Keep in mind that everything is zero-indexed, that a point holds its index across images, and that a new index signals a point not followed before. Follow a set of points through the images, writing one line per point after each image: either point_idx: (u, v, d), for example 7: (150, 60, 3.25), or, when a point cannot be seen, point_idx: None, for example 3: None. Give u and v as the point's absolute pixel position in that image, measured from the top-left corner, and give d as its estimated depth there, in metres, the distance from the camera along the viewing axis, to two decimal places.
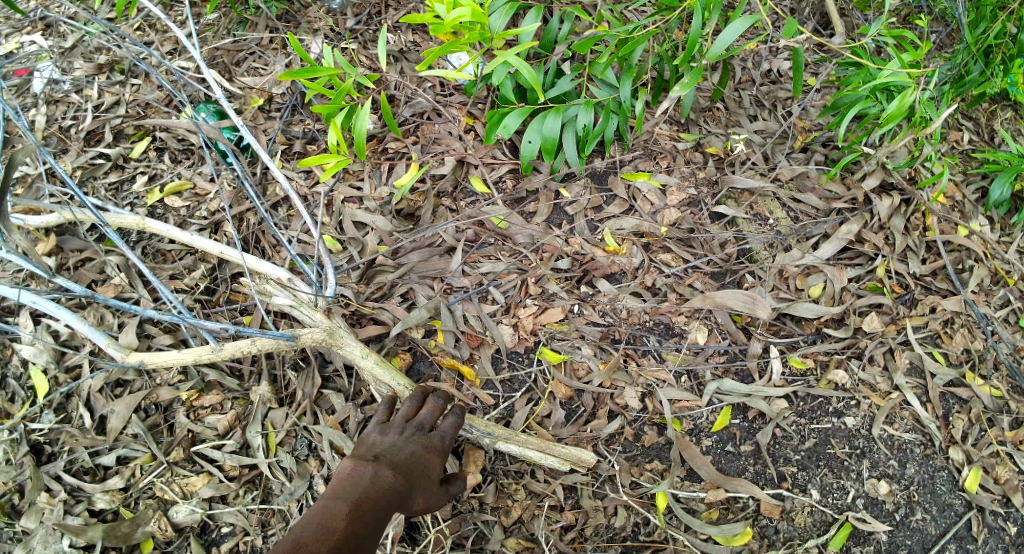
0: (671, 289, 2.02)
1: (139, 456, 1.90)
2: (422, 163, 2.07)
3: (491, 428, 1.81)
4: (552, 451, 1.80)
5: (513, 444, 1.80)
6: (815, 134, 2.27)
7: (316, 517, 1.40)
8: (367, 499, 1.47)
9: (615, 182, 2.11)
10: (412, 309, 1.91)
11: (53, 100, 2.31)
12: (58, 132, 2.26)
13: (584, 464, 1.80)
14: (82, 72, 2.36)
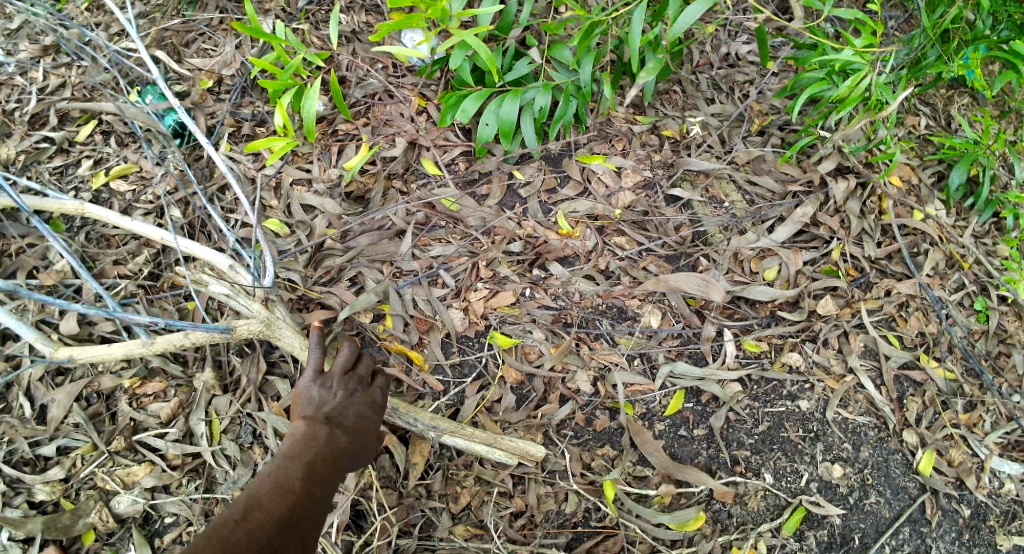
0: (625, 273, 2.00)
1: (80, 445, 1.85)
2: (372, 145, 2.02)
3: (436, 422, 1.77)
4: (499, 444, 1.77)
5: (459, 437, 1.76)
6: (772, 117, 2.26)
7: (268, 480, 1.38)
8: (319, 465, 1.45)
9: (570, 164, 2.09)
10: (361, 293, 1.88)
11: None
12: (0, 116, 2.19)
13: (531, 458, 1.78)
14: (27, 54, 2.28)
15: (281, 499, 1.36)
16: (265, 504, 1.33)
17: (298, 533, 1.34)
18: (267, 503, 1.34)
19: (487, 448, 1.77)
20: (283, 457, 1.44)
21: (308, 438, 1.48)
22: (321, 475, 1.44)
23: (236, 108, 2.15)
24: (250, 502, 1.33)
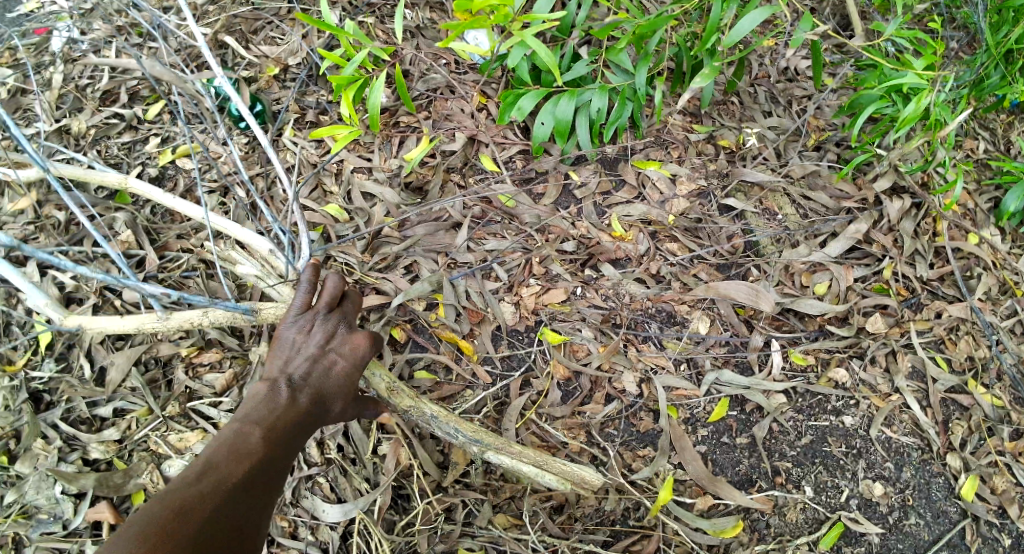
0: (676, 278, 2.01)
1: (136, 409, 1.91)
2: (433, 138, 2.04)
3: (485, 436, 1.74)
4: (550, 468, 1.73)
5: (507, 456, 1.73)
6: (829, 133, 2.26)
7: (226, 442, 1.39)
8: (285, 427, 1.47)
9: (626, 168, 2.10)
10: (415, 281, 1.90)
11: (70, 59, 2.32)
12: (74, 91, 2.26)
13: (586, 484, 1.73)
14: (101, 34, 2.34)
15: (237, 465, 1.37)
16: (221, 469, 1.35)
17: (251, 499, 1.36)
18: (222, 468, 1.35)
19: (536, 471, 1.73)
20: (248, 417, 1.46)
21: (277, 396, 1.50)
22: (287, 437, 1.46)
23: (302, 95, 2.20)
24: (205, 465, 1.35)
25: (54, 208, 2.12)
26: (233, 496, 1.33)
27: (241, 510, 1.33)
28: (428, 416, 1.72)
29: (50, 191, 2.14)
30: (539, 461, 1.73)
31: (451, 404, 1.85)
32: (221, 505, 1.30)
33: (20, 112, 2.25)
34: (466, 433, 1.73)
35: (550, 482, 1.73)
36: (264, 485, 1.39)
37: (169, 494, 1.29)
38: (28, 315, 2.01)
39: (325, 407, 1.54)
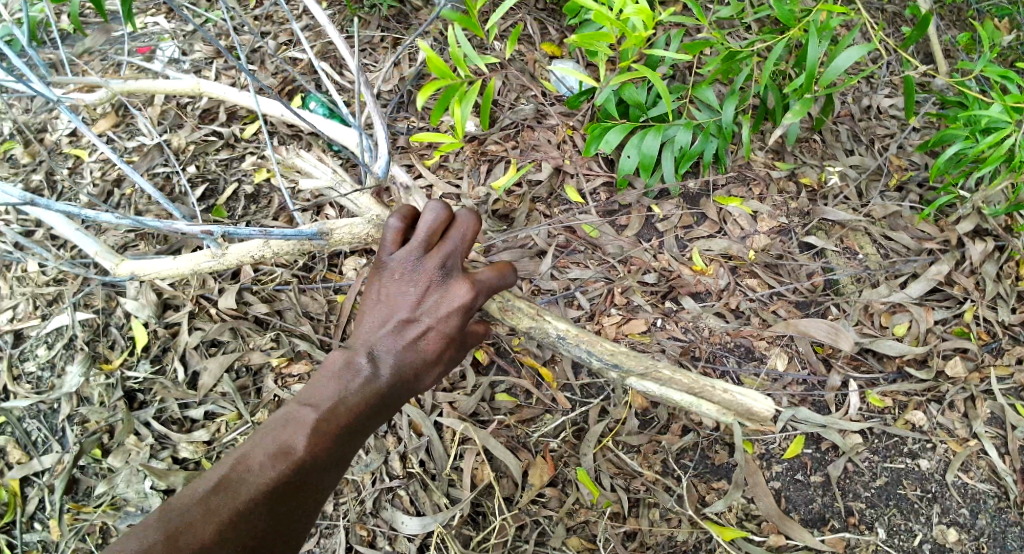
0: (755, 313, 2.03)
1: (227, 413, 1.98)
2: (520, 167, 2.11)
3: (626, 362, 1.73)
4: (709, 397, 1.74)
5: (658, 383, 1.75)
6: (912, 173, 2.24)
7: (273, 435, 1.43)
8: (349, 411, 1.47)
9: (707, 203, 2.13)
10: (500, 306, 1.98)
11: (173, 78, 2.38)
12: (175, 108, 2.33)
13: (750, 415, 1.73)
14: (201, 54, 2.44)
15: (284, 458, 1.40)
16: (268, 459, 1.40)
17: (286, 498, 1.39)
18: (270, 458, 1.41)
19: (691, 398, 1.76)
20: (313, 394, 1.49)
21: (349, 372, 1.50)
22: (349, 422, 1.47)
23: (393, 120, 2.26)
24: (243, 458, 1.41)
25: (154, 219, 2.16)
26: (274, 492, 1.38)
27: (280, 505, 1.38)
28: (555, 337, 1.73)
29: (151, 202, 2.18)
30: (694, 387, 1.74)
31: (530, 426, 1.92)
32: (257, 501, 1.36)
33: (122, 125, 2.29)
34: (604, 361, 1.72)
35: (709, 411, 1.76)
36: (313, 478, 1.43)
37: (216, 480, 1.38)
38: (126, 318, 2.12)
39: (398, 384, 1.52)
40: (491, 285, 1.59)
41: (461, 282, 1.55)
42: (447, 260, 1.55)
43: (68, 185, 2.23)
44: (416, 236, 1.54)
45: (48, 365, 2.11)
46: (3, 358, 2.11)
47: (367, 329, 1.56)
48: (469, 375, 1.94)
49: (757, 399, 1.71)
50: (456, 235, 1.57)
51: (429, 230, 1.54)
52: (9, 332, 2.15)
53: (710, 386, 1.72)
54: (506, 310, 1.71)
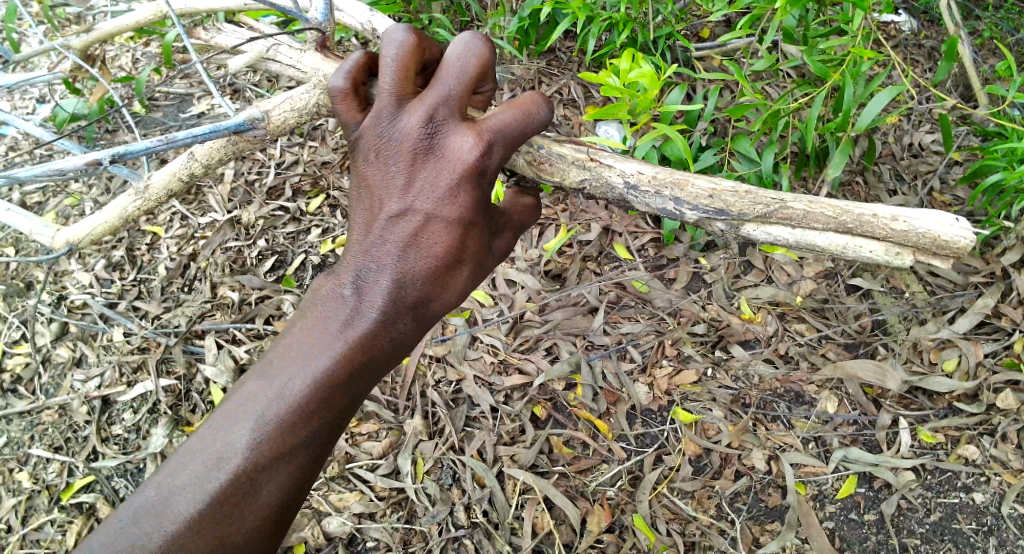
0: (804, 358, 2.13)
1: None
2: (570, 228, 2.27)
3: (733, 205, 1.68)
4: (868, 230, 1.63)
5: (794, 227, 1.68)
6: (955, 208, 2.34)
7: (225, 426, 1.45)
8: (308, 383, 1.47)
9: (755, 252, 2.27)
10: (556, 361, 2.11)
11: (240, 156, 2.68)
12: (244, 186, 2.61)
13: (950, 247, 1.56)
14: (265, 133, 2.71)
15: (287, 398, 1.46)
16: (262, 411, 1.45)
17: (251, 488, 1.43)
18: (273, 395, 1.47)
19: (845, 238, 1.65)
20: (310, 323, 1.53)
21: (344, 294, 1.54)
22: (353, 359, 1.50)
23: None
24: (193, 457, 1.43)
25: (228, 289, 2.44)
26: (283, 431, 1.45)
27: (290, 441, 1.45)
28: (624, 189, 1.73)
29: (225, 274, 2.47)
30: (847, 225, 1.63)
31: (587, 476, 1.99)
32: (269, 441, 1.44)
33: (196, 203, 2.61)
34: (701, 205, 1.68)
35: (876, 253, 1.64)
36: (321, 418, 1.49)
37: (223, 422, 1.46)
38: (207, 383, 2.32)
39: (407, 302, 1.53)
40: (505, 131, 1.49)
41: (458, 136, 1.47)
42: (428, 110, 1.47)
43: (147, 259, 2.56)
44: (386, 90, 1.48)
45: (134, 427, 2.30)
46: (94, 422, 2.32)
47: (363, 236, 1.55)
48: (528, 427, 2.04)
49: (936, 221, 1.57)
50: (453, 66, 1.46)
51: (399, 74, 1.47)
52: (98, 398, 2.36)
53: (866, 217, 1.61)
54: (540, 163, 1.74)
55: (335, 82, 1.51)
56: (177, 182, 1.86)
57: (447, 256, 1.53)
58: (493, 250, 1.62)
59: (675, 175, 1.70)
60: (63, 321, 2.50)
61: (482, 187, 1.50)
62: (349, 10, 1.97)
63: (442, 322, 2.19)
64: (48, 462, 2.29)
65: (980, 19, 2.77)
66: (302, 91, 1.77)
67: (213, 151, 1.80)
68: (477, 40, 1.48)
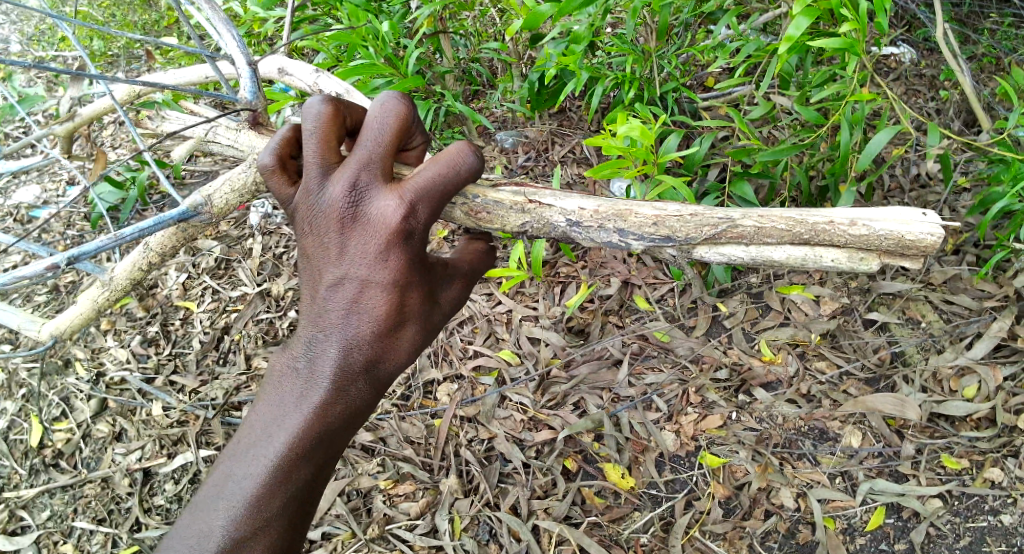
0: (826, 396, 2.20)
1: (341, 532, 2.11)
2: (591, 284, 2.43)
3: (680, 230, 1.69)
4: (824, 240, 1.64)
5: (749, 245, 1.69)
6: (966, 235, 2.39)
7: (200, 510, 1.50)
8: (273, 450, 1.51)
9: (770, 295, 2.38)
10: (584, 415, 2.20)
11: (268, 231, 2.86)
12: (272, 259, 2.79)
13: (918, 247, 1.58)
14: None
15: (255, 476, 1.50)
16: (231, 491, 1.50)
17: None
18: (241, 475, 1.51)
19: (803, 250, 1.67)
20: (270, 399, 1.57)
21: (298, 367, 1.57)
22: (315, 428, 1.53)
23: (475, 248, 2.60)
24: (175, 546, 1.47)
25: (262, 359, 2.58)
26: (255, 508, 1.48)
27: (261, 517, 1.48)
28: (567, 226, 1.74)
29: (258, 345, 2.61)
30: (802, 236, 1.65)
31: (620, 524, 2.04)
32: (242, 520, 1.47)
33: (226, 276, 2.81)
34: (644, 235, 1.70)
35: (839, 257, 1.65)
36: (293, 488, 1.52)
37: (197, 509, 1.50)
38: None
39: (359, 365, 1.56)
40: (428, 183, 1.53)
41: (385, 195, 1.52)
42: (353, 175, 1.53)
43: (181, 332, 2.70)
44: (310, 161, 1.54)
45: (176, 497, 2.38)
46: (136, 494, 2.39)
47: (310, 308, 1.60)
48: (560, 481, 2.10)
49: (897, 222, 1.59)
50: (371, 127, 1.53)
51: (321, 143, 1.53)
52: (140, 470, 2.44)
53: (822, 226, 1.62)
54: (477, 213, 1.76)
55: (263, 160, 1.59)
56: (137, 272, 1.92)
57: (392, 316, 1.56)
58: (438, 301, 1.66)
59: (618, 206, 1.71)
60: (102, 398, 2.59)
61: (414, 241, 1.55)
62: (297, 73, 2.11)
63: (472, 383, 2.30)
64: (93, 533, 2.37)
65: (976, 46, 2.89)
66: (241, 170, 1.82)
67: (164, 240, 1.88)
68: (391, 100, 1.55)
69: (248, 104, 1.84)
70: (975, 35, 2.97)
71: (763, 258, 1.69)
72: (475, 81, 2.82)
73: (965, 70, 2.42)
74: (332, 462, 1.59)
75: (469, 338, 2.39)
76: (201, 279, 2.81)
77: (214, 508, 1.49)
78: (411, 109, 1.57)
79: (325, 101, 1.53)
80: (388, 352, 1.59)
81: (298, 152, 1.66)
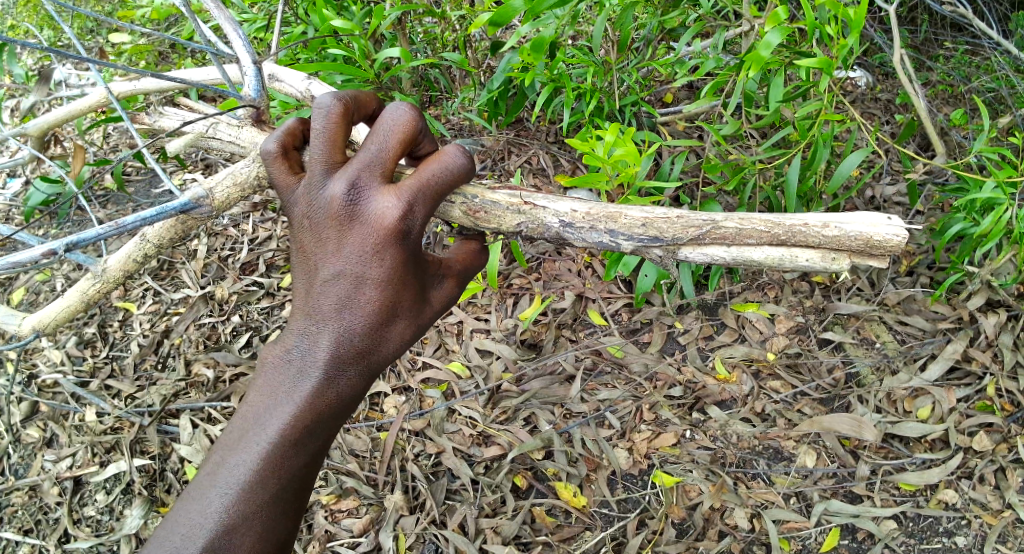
0: (781, 415, 2.17)
1: None
2: (545, 297, 2.36)
3: (667, 231, 1.57)
4: (798, 242, 1.52)
5: (730, 246, 1.56)
6: (920, 257, 2.40)
7: (192, 497, 1.41)
8: (263, 441, 1.42)
9: (726, 312, 2.35)
10: (535, 431, 2.14)
11: (214, 232, 2.76)
12: (217, 261, 2.68)
13: (885, 249, 1.48)
14: (238, 210, 2.79)
15: (247, 465, 1.41)
16: (222, 481, 1.41)
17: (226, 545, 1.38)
18: (231, 467, 1.42)
19: (780, 250, 1.55)
20: (261, 390, 1.48)
21: (288, 360, 1.47)
22: (306, 420, 1.45)
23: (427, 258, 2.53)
24: (164, 534, 1.39)
25: (202, 366, 2.45)
26: (247, 497, 1.40)
27: (253, 505, 1.40)
28: (560, 228, 1.61)
29: (199, 350, 2.49)
30: (780, 237, 1.53)
31: (571, 544, 1.98)
32: (235, 507, 1.39)
33: (168, 278, 2.68)
34: (634, 235, 1.58)
35: (811, 261, 1.53)
36: (285, 478, 1.43)
37: (189, 499, 1.41)
38: (180, 462, 2.30)
39: (351, 357, 1.47)
40: (427, 184, 1.46)
41: (383, 194, 1.44)
42: (354, 173, 1.45)
43: (119, 335, 2.57)
44: (314, 157, 1.47)
45: (107, 508, 2.25)
46: (65, 505, 2.26)
47: (304, 299, 1.50)
48: (508, 499, 2.03)
49: (866, 222, 1.48)
50: (380, 134, 1.47)
51: (327, 142, 1.46)
52: (69, 479, 2.30)
53: (797, 227, 1.51)
54: (474, 212, 1.63)
55: (266, 147, 1.51)
56: (132, 263, 1.82)
57: (384, 310, 1.47)
58: (431, 300, 1.55)
59: (608, 207, 1.59)
60: (33, 401, 2.45)
61: (411, 240, 1.46)
62: (290, 80, 2.02)
63: (420, 396, 2.22)
64: (19, 545, 2.24)
65: (932, 71, 2.95)
66: (245, 164, 1.72)
67: (163, 231, 1.77)
68: (401, 108, 1.48)
69: (251, 102, 1.78)
70: (929, 60, 3.00)
71: (739, 260, 1.57)
72: (432, 87, 2.73)
73: (922, 94, 2.47)
74: (323, 455, 1.50)
75: (418, 349, 2.30)
76: (142, 280, 2.68)
77: (205, 499, 1.40)
78: (421, 118, 1.50)
79: (335, 101, 1.47)
80: (382, 344, 1.49)
81: (303, 144, 1.59)
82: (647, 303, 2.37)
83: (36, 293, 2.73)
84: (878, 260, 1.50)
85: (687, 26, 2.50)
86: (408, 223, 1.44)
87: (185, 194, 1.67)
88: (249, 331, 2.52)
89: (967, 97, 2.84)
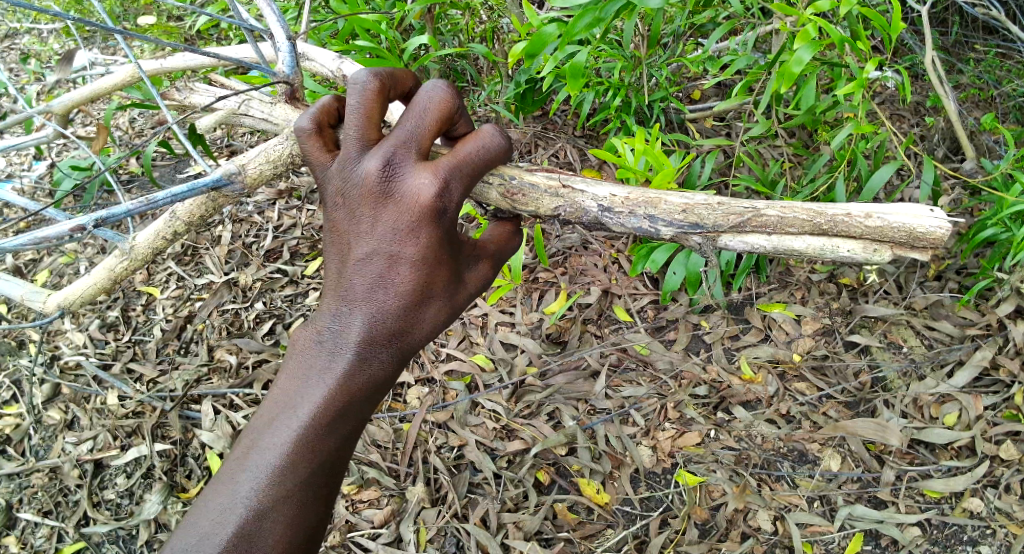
0: (806, 417, 2.15)
1: None
2: (571, 292, 2.35)
3: (707, 217, 1.56)
4: (839, 232, 1.51)
5: (771, 234, 1.55)
6: (949, 261, 2.38)
7: (224, 481, 1.41)
8: (293, 423, 1.42)
9: (752, 312, 2.33)
10: (558, 427, 2.13)
11: (238, 219, 2.76)
12: (241, 248, 2.69)
13: (929, 242, 1.45)
14: (264, 197, 2.79)
15: (278, 447, 1.41)
16: (252, 464, 1.41)
17: (256, 528, 1.37)
18: (261, 451, 1.42)
19: (821, 240, 1.53)
20: (292, 374, 1.47)
21: (320, 342, 1.47)
22: (337, 402, 1.44)
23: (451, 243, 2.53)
24: (194, 517, 1.38)
25: (225, 352, 2.46)
26: (278, 481, 1.40)
27: (284, 489, 1.40)
28: (598, 212, 1.61)
29: (222, 337, 2.50)
30: (822, 227, 1.52)
31: (593, 541, 1.97)
32: (264, 492, 1.39)
33: (192, 263, 2.68)
34: (675, 222, 1.57)
35: (852, 252, 1.52)
36: (317, 462, 1.43)
37: (219, 483, 1.41)
38: (202, 448, 2.30)
39: (383, 339, 1.47)
40: (464, 162, 1.45)
41: (418, 171, 1.43)
42: (389, 149, 1.43)
43: (142, 319, 2.58)
44: (349, 133, 1.45)
45: (127, 492, 2.26)
46: (85, 487, 2.27)
47: (336, 280, 1.50)
48: (531, 494, 2.02)
49: (911, 214, 1.45)
50: (417, 111, 1.46)
51: (363, 118, 1.45)
52: (90, 462, 2.31)
53: (840, 217, 1.49)
54: (512, 194, 1.62)
55: (300, 124, 1.50)
56: (160, 241, 1.82)
57: (417, 291, 1.46)
58: (465, 282, 1.53)
59: (647, 193, 1.58)
60: (55, 383, 2.46)
61: (447, 218, 1.44)
62: (320, 59, 2.03)
63: (443, 388, 2.21)
64: (38, 526, 2.24)
65: (963, 74, 2.91)
66: (278, 142, 1.72)
67: (193, 209, 1.76)
68: (438, 85, 1.48)
69: (285, 78, 1.76)
70: (959, 63, 2.96)
71: (777, 249, 1.55)
72: (459, 78, 2.73)
73: (953, 97, 2.44)
74: (354, 439, 1.49)
75: (443, 341, 2.29)
76: (166, 265, 2.68)
77: (235, 483, 1.40)
78: (457, 96, 1.50)
79: (371, 76, 1.45)
80: (414, 325, 1.48)
81: (337, 123, 1.57)
82: (673, 301, 2.36)
83: (60, 275, 2.73)
84: (918, 254, 1.48)
85: (718, 24, 2.47)
86: (443, 202, 1.43)
87: (216, 170, 1.67)
88: (275, 319, 2.52)
89: (999, 102, 2.79)
